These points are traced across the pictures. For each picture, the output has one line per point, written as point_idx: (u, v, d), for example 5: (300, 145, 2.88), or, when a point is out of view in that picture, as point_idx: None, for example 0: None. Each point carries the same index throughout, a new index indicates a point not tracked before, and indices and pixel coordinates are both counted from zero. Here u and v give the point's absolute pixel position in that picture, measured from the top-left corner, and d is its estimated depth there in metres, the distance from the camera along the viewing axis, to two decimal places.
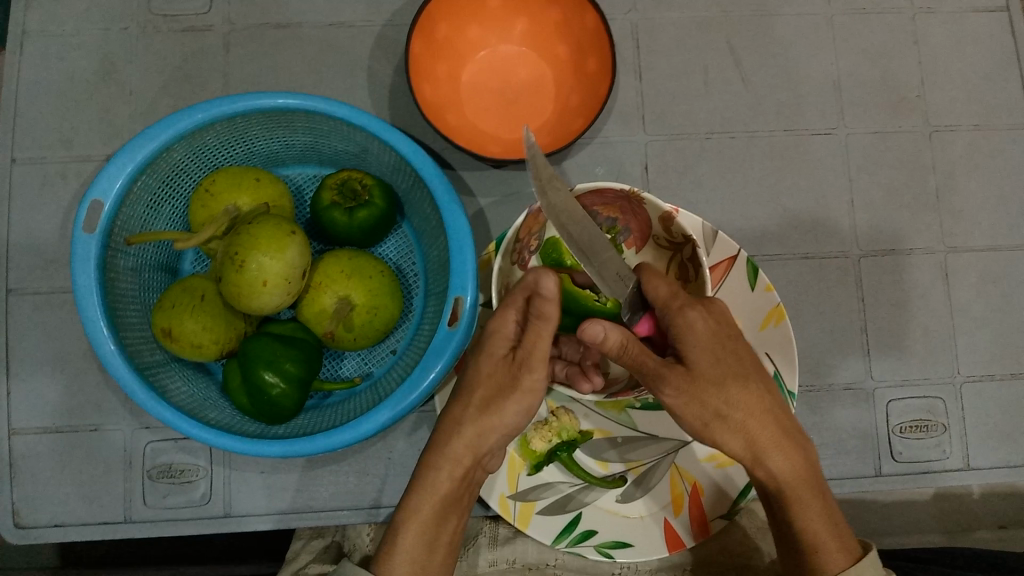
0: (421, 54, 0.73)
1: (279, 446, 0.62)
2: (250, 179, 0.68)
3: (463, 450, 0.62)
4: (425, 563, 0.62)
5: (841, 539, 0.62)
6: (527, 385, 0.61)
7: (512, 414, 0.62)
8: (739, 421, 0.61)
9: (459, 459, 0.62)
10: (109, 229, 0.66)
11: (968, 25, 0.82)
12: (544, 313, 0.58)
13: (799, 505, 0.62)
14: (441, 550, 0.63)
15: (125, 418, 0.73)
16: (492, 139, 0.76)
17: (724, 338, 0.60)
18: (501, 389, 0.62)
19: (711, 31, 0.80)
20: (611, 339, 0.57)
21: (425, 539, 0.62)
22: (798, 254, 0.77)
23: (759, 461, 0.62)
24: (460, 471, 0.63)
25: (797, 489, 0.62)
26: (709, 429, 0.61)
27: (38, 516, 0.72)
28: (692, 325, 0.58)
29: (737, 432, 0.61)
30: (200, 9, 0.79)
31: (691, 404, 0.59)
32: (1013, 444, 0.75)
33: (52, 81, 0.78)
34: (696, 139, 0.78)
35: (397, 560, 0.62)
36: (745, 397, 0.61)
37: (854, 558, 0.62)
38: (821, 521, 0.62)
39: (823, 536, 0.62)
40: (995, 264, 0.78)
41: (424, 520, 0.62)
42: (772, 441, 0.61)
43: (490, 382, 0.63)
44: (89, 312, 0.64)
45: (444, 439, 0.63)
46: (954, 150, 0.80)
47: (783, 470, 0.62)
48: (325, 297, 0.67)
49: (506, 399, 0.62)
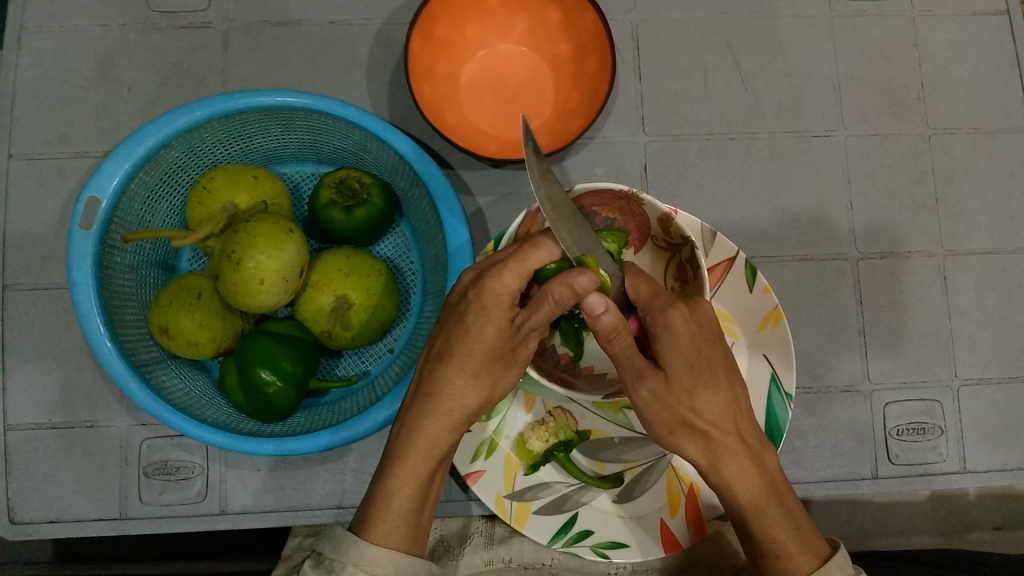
0: (420, 52, 0.73)
1: (274, 444, 0.62)
2: (248, 176, 0.68)
3: (461, 414, 0.61)
4: (416, 525, 0.59)
5: (806, 546, 0.58)
6: (524, 356, 0.61)
7: (506, 384, 0.62)
8: (703, 430, 0.59)
9: (455, 422, 0.61)
10: (106, 226, 0.66)
11: (968, 28, 0.82)
12: (562, 300, 0.55)
13: (759, 517, 0.59)
14: (428, 511, 0.61)
15: (121, 414, 0.73)
16: (491, 138, 0.76)
17: (703, 342, 0.58)
18: (501, 360, 0.60)
19: (712, 32, 0.80)
20: (606, 320, 0.54)
21: (417, 500, 0.59)
22: (796, 256, 0.77)
23: (718, 470, 0.60)
24: (452, 435, 0.61)
25: (757, 502, 0.59)
26: (673, 436, 0.60)
27: (33, 513, 0.72)
28: (670, 325, 0.57)
29: (701, 441, 0.59)
30: (199, 5, 0.79)
31: (657, 410, 0.59)
32: (1010, 447, 0.75)
33: (50, 77, 0.78)
34: (695, 140, 0.78)
35: (389, 522, 0.58)
36: (710, 404, 0.59)
37: (819, 563, 0.58)
38: (785, 529, 0.58)
39: (785, 544, 0.58)
40: (994, 267, 0.78)
41: (415, 480, 0.60)
42: (731, 448, 0.60)
43: (489, 352, 0.60)
44: (85, 309, 0.64)
45: (439, 403, 0.60)
46: (953, 152, 0.80)
47: (741, 481, 0.59)
48: (322, 296, 0.67)
49: (505, 372, 0.61)
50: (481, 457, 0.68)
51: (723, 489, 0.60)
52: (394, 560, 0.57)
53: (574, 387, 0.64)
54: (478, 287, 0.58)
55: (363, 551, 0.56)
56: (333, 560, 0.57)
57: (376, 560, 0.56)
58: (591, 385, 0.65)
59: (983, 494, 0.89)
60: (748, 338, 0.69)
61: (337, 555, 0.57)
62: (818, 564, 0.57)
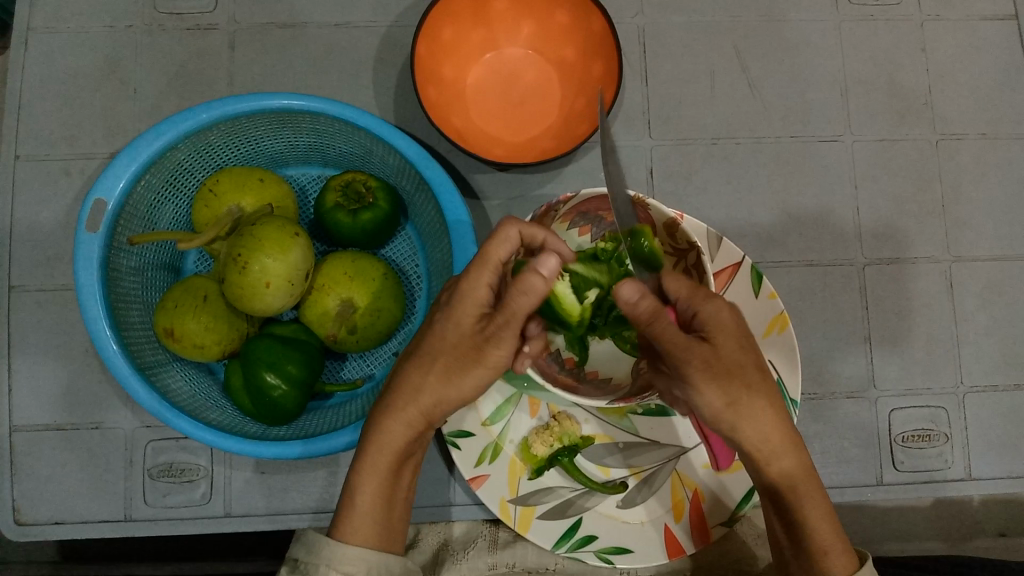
0: (426, 54, 0.73)
1: (278, 448, 0.62)
2: (254, 179, 0.68)
3: (416, 411, 0.60)
4: (385, 522, 0.60)
5: (845, 544, 0.60)
6: (491, 361, 0.58)
7: (472, 387, 0.59)
8: (760, 416, 0.59)
9: (410, 419, 0.60)
10: (112, 228, 0.66)
11: (976, 33, 0.82)
12: (532, 289, 0.54)
13: (804, 504, 0.60)
14: (398, 508, 0.62)
15: (126, 416, 0.73)
16: (497, 141, 0.76)
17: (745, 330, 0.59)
18: (461, 360, 0.58)
19: (719, 36, 0.80)
20: (643, 305, 0.55)
21: (383, 497, 0.60)
22: (802, 261, 0.77)
23: (775, 455, 0.60)
24: (411, 432, 0.60)
25: (804, 492, 0.60)
26: (731, 411, 0.59)
27: (38, 513, 0.72)
28: (718, 315, 0.58)
29: (757, 426, 0.59)
30: (206, 7, 0.79)
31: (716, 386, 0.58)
32: (1015, 454, 0.75)
33: (58, 78, 0.78)
34: (701, 144, 0.78)
35: (357, 522, 0.59)
36: (761, 389, 0.59)
37: (853, 568, 0.59)
38: (828, 522, 0.60)
39: (830, 538, 0.59)
40: (1000, 273, 0.78)
41: (379, 477, 0.60)
42: (785, 437, 0.60)
43: (450, 350, 0.58)
44: (91, 311, 0.64)
45: (396, 398, 0.60)
46: (960, 158, 0.79)
47: (795, 466, 0.60)
48: (328, 299, 0.67)
49: (466, 373, 0.58)
50: (485, 461, 0.67)
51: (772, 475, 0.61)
52: (368, 559, 0.58)
53: (579, 392, 0.64)
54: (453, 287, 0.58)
55: (336, 551, 0.57)
56: (307, 563, 0.57)
57: (350, 560, 0.57)
58: (594, 389, 0.65)
59: (987, 500, 0.89)
60: (753, 343, 0.68)
61: (312, 557, 0.58)
62: (853, 568, 0.59)
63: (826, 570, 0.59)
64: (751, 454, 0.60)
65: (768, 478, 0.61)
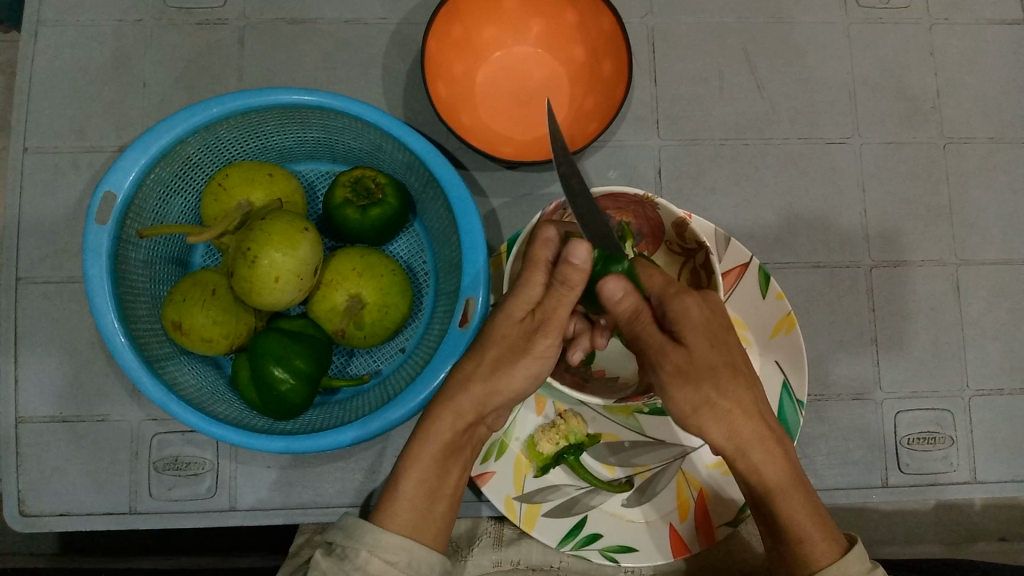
0: (436, 52, 0.73)
1: (282, 442, 0.62)
2: (263, 174, 0.68)
3: (467, 402, 0.61)
4: (426, 513, 0.60)
5: (828, 534, 0.59)
6: (539, 351, 0.60)
7: (522, 379, 0.61)
8: (724, 410, 0.58)
9: (462, 410, 0.61)
10: (121, 221, 0.66)
11: (984, 37, 0.82)
12: (569, 281, 0.57)
13: (783, 502, 0.59)
14: (444, 502, 0.61)
15: (132, 409, 0.73)
16: (506, 139, 0.76)
17: (718, 327, 0.59)
18: (512, 352, 0.60)
19: (728, 37, 0.80)
20: (624, 303, 0.57)
21: (427, 487, 0.61)
22: (809, 262, 0.77)
23: (744, 453, 0.59)
24: (461, 424, 0.62)
25: (780, 491, 0.59)
26: (696, 416, 0.58)
27: (42, 505, 0.72)
28: (685, 310, 0.58)
29: (723, 422, 0.58)
30: (216, 1, 0.79)
31: (685, 388, 0.58)
32: (1019, 458, 0.75)
33: (67, 71, 0.78)
34: (709, 144, 0.78)
35: (398, 507, 0.59)
36: (732, 386, 0.59)
37: (838, 555, 0.58)
38: (810, 515, 0.59)
39: (806, 530, 0.59)
40: (1007, 277, 0.78)
41: (427, 467, 0.61)
42: (754, 434, 0.59)
43: (503, 342, 0.61)
44: (99, 304, 0.64)
45: (448, 387, 0.62)
46: (968, 161, 0.80)
47: (767, 466, 0.59)
48: (336, 295, 0.67)
49: (515, 364, 0.60)
50: (492, 458, 0.68)
51: (746, 477, 0.60)
52: (406, 547, 0.57)
53: (586, 391, 0.64)
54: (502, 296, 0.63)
55: (379, 537, 0.57)
56: (345, 547, 0.57)
57: (389, 546, 0.57)
58: (601, 387, 0.66)
59: (989, 504, 0.89)
60: (760, 343, 0.68)
61: (351, 542, 0.57)
62: (836, 556, 0.58)
63: (808, 557, 0.58)
64: (724, 452, 0.60)
65: (745, 478, 0.61)
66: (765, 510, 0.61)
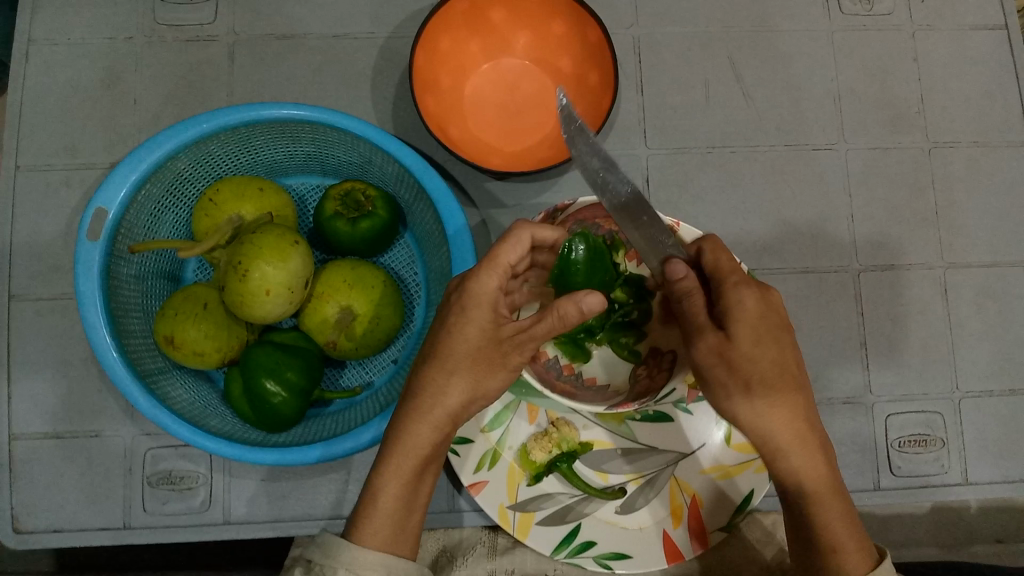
0: (424, 65, 0.74)
1: (274, 455, 0.62)
2: (254, 188, 0.68)
3: (444, 414, 0.58)
4: (404, 524, 0.58)
5: (860, 543, 0.58)
6: (514, 362, 0.59)
7: (495, 387, 0.59)
8: (766, 404, 0.57)
9: (437, 423, 0.59)
10: (112, 237, 0.66)
11: (966, 43, 0.83)
12: (566, 320, 0.56)
13: (817, 507, 0.58)
14: (419, 511, 0.59)
15: (126, 424, 0.74)
16: (495, 149, 0.76)
17: (770, 326, 0.57)
18: (488, 363, 0.58)
19: (713, 46, 0.81)
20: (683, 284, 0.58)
21: (406, 500, 0.58)
22: (798, 268, 0.77)
23: (784, 452, 0.58)
24: (439, 437, 0.59)
25: (815, 497, 0.58)
26: (731, 403, 0.58)
27: (37, 522, 0.72)
28: (741, 302, 0.57)
29: (759, 415, 0.57)
30: (206, 18, 0.80)
31: (726, 377, 0.57)
32: (1010, 460, 0.75)
33: (59, 88, 0.79)
34: (696, 152, 0.79)
35: (376, 523, 0.57)
36: (777, 387, 0.57)
37: (868, 566, 0.57)
38: (843, 523, 0.58)
39: (839, 536, 0.58)
40: (993, 280, 0.78)
41: (404, 482, 0.58)
42: (795, 436, 0.58)
43: (474, 351, 0.58)
44: (92, 321, 0.64)
45: (422, 401, 0.58)
46: (952, 165, 0.80)
47: (806, 469, 0.58)
48: (327, 307, 0.67)
49: (491, 375, 0.59)
50: (484, 467, 0.68)
51: (783, 475, 0.59)
52: (386, 563, 0.56)
53: (578, 398, 0.65)
54: (460, 290, 0.58)
55: (355, 555, 0.56)
56: (324, 565, 0.56)
57: (369, 563, 0.56)
58: (593, 395, 0.66)
59: (985, 506, 0.89)
60: None
61: (328, 560, 0.56)
62: (870, 566, 0.57)
63: (836, 566, 0.57)
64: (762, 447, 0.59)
65: (780, 478, 0.59)
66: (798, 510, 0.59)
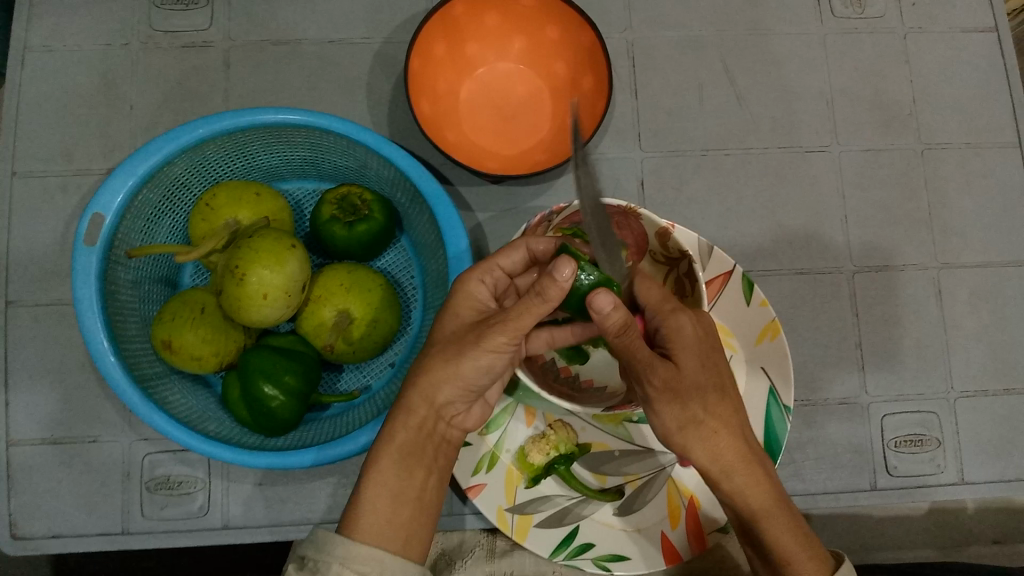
0: (419, 70, 0.74)
1: (268, 459, 0.62)
2: (251, 193, 0.69)
3: (421, 399, 0.58)
4: (394, 518, 0.56)
5: (815, 551, 0.58)
6: (491, 344, 0.56)
7: (473, 369, 0.58)
8: (710, 430, 0.57)
9: (420, 408, 0.59)
10: (110, 242, 0.66)
11: (958, 45, 0.83)
12: (545, 293, 0.53)
13: (768, 524, 0.58)
14: (411, 505, 0.57)
15: (123, 430, 0.74)
16: (491, 153, 0.77)
17: (710, 347, 0.59)
18: (461, 344, 0.57)
19: (707, 50, 0.81)
20: (612, 318, 0.53)
21: (391, 491, 0.57)
22: (792, 269, 0.78)
23: (727, 474, 0.58)
24: (418, 424, 0.59)
25: (757, 514, 0.58)
26: (682, 433, 0.58)
27: (34, 528, 0.72)
28: (680, 328, 0.58)
29: (707, 442, 0.57)
30: (202, 24, 0.80)
31: (673, 405, 0.57)
32: (1006, 459, 0.76)
33: (55, 95, 0.79)
34: (691, 155, 0.79)
35: (362, 515, 0.56)
36: (718, 408, 0.58)
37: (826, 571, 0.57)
38: (795, 535, 0.58)
39: (794, 549, 0.57)
40: (987, 279, 0.79)
41: (386, 471, 0.57)
42: (737, 456, 0.58)
43: (451, 337, 0.59)
44: (89, 326, 0.64)
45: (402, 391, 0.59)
46: (945, 166, 0.81)
47: (749, 488, 0.58)
48: (324, 311, 0.67)
49: (463, 354, 0.57)
50: (482, 470, 0.68)
51: (729, 496, 0.59)
52: (378, 557, 0.53)
53: (574, 400, 0.64)
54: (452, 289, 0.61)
55: (348, 547, 0.53)
56: (317, 561, 0.52)
57: (360, 555, 0.53)
58: (591, 397, 0.66)
59: (981, 507, 0.89)
60: (745, 351, 0.69)
61: (321, 555, 0.53)
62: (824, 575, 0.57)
63: None
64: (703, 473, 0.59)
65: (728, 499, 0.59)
66: (751, 530, 0.59)
